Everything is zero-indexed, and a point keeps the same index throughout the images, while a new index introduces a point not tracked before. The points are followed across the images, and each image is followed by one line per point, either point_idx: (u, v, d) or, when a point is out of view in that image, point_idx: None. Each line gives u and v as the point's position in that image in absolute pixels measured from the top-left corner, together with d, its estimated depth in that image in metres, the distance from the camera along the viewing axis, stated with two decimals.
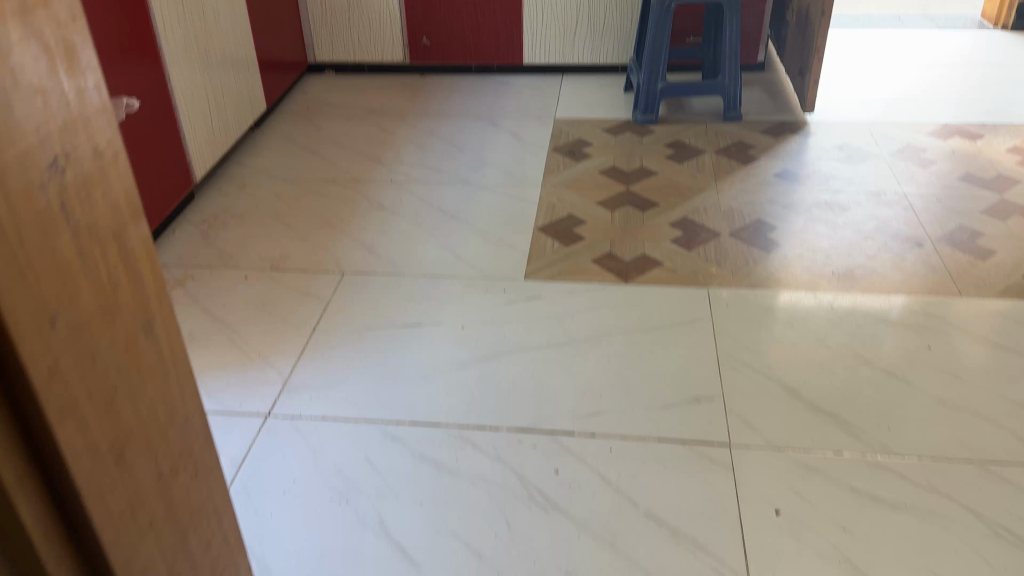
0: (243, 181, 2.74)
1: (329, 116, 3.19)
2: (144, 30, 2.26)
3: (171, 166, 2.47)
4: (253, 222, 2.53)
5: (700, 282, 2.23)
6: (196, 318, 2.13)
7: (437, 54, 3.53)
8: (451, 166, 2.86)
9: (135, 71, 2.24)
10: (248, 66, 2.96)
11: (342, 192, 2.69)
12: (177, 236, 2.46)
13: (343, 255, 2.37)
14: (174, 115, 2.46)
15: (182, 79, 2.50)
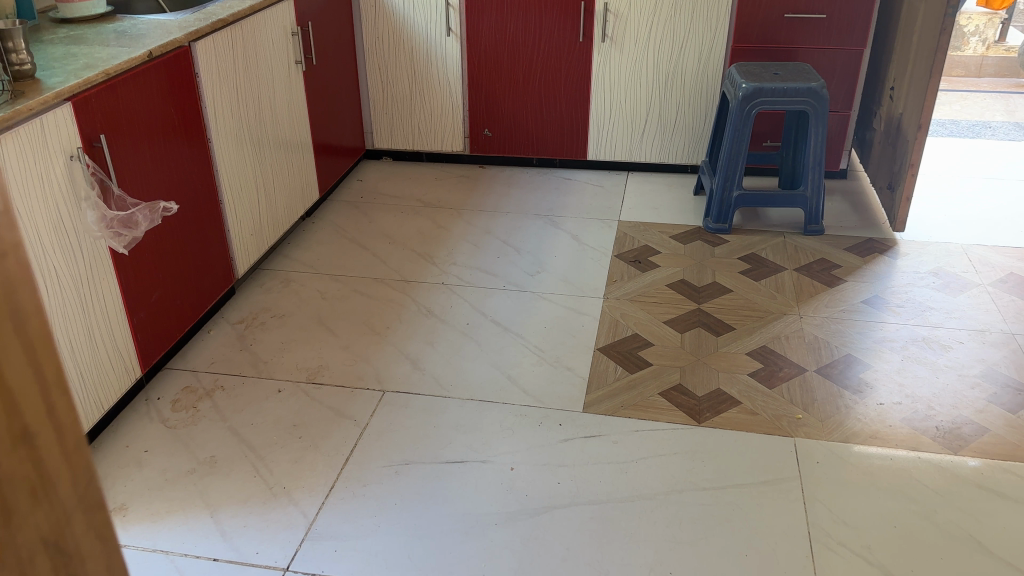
0: (287, 277, 2.58)
1: (381, 208, 3.05)
2: (192, 120, 2.13)
3: (213, 261, 2.31)
4: (293, 325, 2.35)
5: (784, 429, 1.96)
6: (220, 439, 1.93)
7: (499, 146, 3.39)
8: (507, 269, 2.66)
9: (181, 163, 2.10)
10: (302, 154, 2.83)
11: (389, 293, 2.50)
12: (212, 337, 2.29)
13: (383, 369, 2.16)
14: (220, 207, 2.31)
15: (230, 169, 2.36)
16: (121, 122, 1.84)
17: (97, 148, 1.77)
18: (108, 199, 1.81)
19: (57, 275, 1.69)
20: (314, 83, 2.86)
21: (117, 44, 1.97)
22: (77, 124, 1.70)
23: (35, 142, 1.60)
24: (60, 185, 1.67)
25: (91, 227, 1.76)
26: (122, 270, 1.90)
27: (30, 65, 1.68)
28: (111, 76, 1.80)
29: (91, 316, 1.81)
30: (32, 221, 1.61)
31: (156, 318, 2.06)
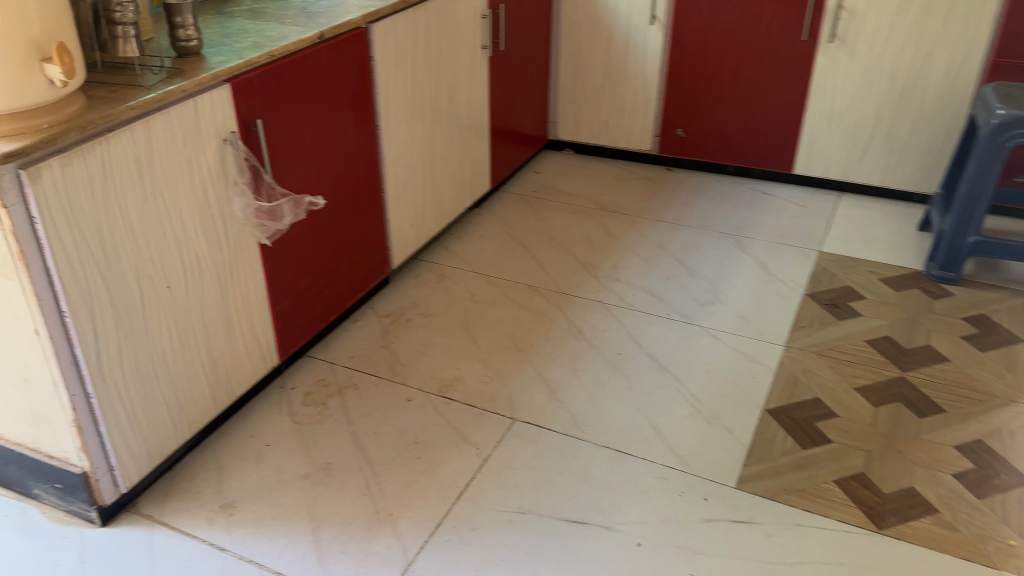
0: (443, 274, 2.47)
1: (552, 208, 2.87)
2: (359, 105, 2.02)
3: (367, 252, 2.22)
4: (437, 327, 2.22)
5: (989, 557, 1.57)
6: (339, 443, 1.84)
7: (693, 149, 3.07)
8: (678, 293, 2.38)
9: (343, 150, 2.01)
10: (476, 141, 2.69)
11: (543, 305, 2.31)
12: (357, 329, 2.22)
13: (520, 392, 1.98)
14: (380, 198, 2.22)
15: (397, 156, 2.26)
16: (282, 106, 1.75)
17: (253, 133, 1.69)
18: (256, 188, 1.74)
19: (198, 260, 1.65)
20: (499, 67, 2.71)
21: (292, 21, 1.90)
22: (235, 107, 1.63)
23: (187, 124, 1.54)
24: (209, 170, 1.62)
25: (237, 214, 1.70)
26: (268, 258, 1.83)
27: (196, 42, 1.63)
28: (276, 58, 1.71)
29: (230, 303, 1.77)
30: (177, 205, 1.57)
31: (300, 307, 1.99)
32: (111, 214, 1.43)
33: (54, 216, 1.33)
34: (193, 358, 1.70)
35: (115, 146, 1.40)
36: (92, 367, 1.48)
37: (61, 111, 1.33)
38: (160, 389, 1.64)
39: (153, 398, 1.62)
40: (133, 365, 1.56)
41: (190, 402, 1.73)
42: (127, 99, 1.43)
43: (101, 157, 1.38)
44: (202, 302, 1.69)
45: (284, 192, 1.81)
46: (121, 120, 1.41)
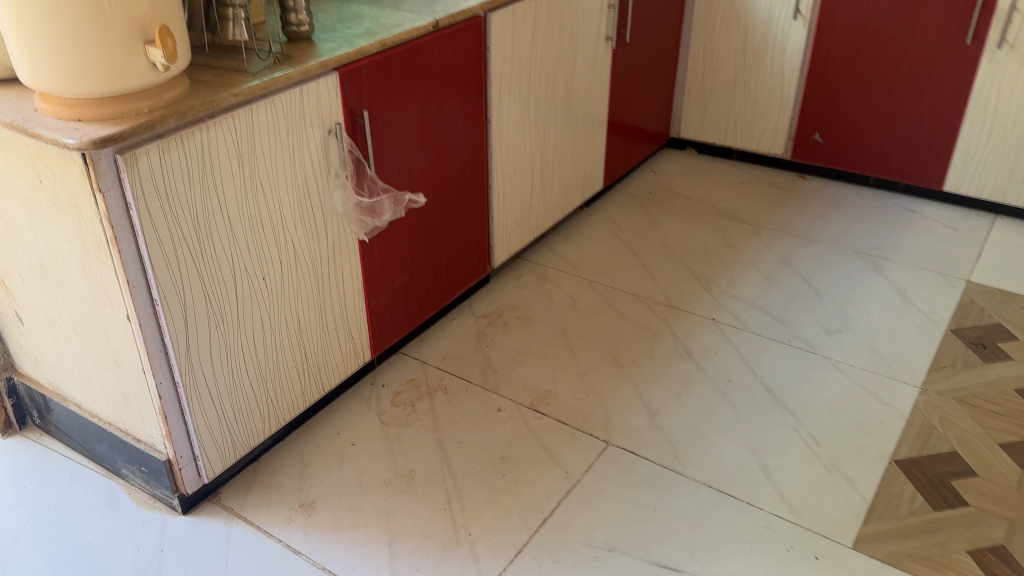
0: (547, 276, 2.36)
1: (668, 213, 2.70)
2: (470, 97, 1.93)
3: (469, 250, 2.14)
4: (536, 333, 2.12)
5: None
6: (423, 449, 1.76)
7: (830, 156, 2.82)
8: (800, 316, 2.18)
9: (451, 142, 1.92)
10: (592, 138, 2.56)
11: (650, 319, 2.17)
12: (452, 329, 2.14)
13: (618, 413, 1.85)
14: (485, 194, 2.13)
15: (507, 151, 2.15)
16: (390, 96, 1.68)
17: (359, 124, 1.62)
18: (358, 181, 1.67)
19: (296, 253, 1.60)
20: (623, 61, 2.56)
21: (409, 8, 1.82)
22: (341, 96, 1.56)
23: (291, 113, 1.48)
24: (311, 161, 1.56)
25: (337, 207, 1.64)
26: (366, 253, 1.77)
27: (307, 27, 1.57)
28: (387, 47, 1.64)
29: (326, 297, 1.71)
30: (276, 196, 1.52)
31: (395, 304, 1.93)
32: (208, 203, 1.39)
33: (148, 203, 1.30)
34: (283, 352, 1.66)
35: (215, 133, 1.36)
36: (180, 356, 1.45)
37: (162, 95, 1.29)
38: (248, 382, 1.60)
39: (241, 391, 1.59)
40: (222, 356, 1.53)
41: (279, 396, 1.69)
42: (231, 85, 1.38)
43: (200, 144, 1.34)
44: (297, 295, 1.64)
45: (384, 186, 1.73)
46: (223, 107, 1.37)
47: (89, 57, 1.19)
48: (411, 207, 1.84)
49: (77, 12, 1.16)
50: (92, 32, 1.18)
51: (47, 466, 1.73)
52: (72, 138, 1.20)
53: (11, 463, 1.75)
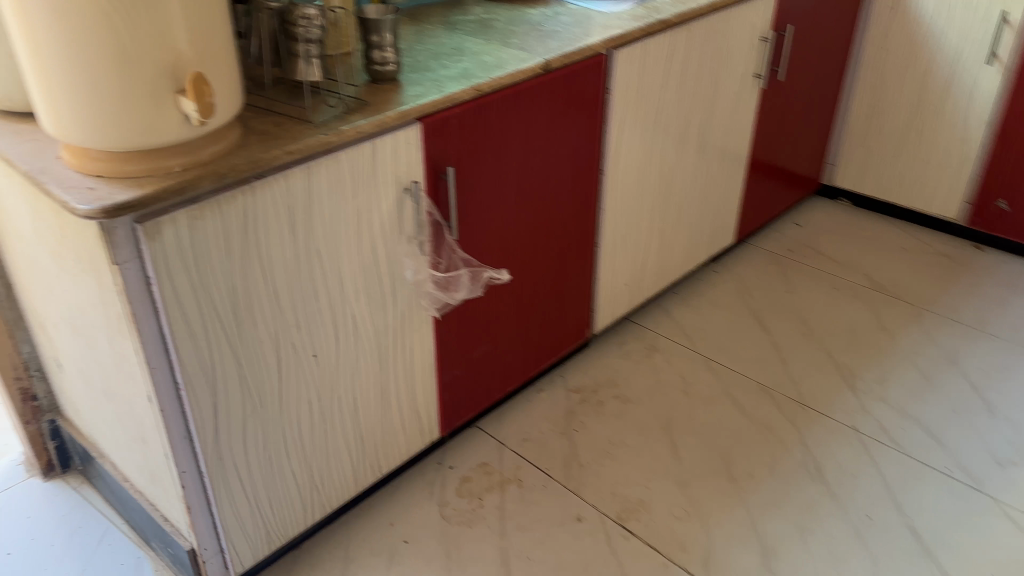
0: (655, 347, 2.04)
1: (808, 280, 2.32)
2: (580, 146, 1.65)
3: (566, 315, 1.86)
4: (634, 422, 1.81)
5: None
6: (485, 562, 1.50)
7: (1015, 228, 2.36)
8: (964, 437, 1.78)
9: (553, 198, 1.65)
10: (726, 188, 2.22)
11: (773, 419, 1.82)
12: (539, 403, 1.87)
13: (721, 545, 1.53)
14: (591, 253, 1.84)
15: (621, 206, 1.86)
16: (483, 148, 1.42)
17: (442, 182, 1.37)
18: (436, 247, 1.42)
19: (356, 328, 1.37)
20: (771, 103, 2.20)
21: (518, 43, 1.56)
22: (424, 149, 1.31)
23: (360, 171, 1.24)
24: (382, 224, 1.31)
25: (407, 277, 1.39)
26: (442, 325, 1.52)
27: (393, 66, 1.33)
28: (484, 92, 1.38)
29: (390, 375, 1.47)
30: (336, 264, 1.28)
31: (473, 378, 1.67)
32: (249, 274, 1.17)
33: (173, 276, 1.09)
34: (335, 436, 1.44)
35: (264, 198, 1.14)
36: (207, 444, 1.25)
37: (197, 153, 1.08)
38: (289, 470, 1.39)
39: (279, 478, 1.38)
40: (259, 443, 1.32)
41: (326, 482, 1.47)
42: (287, 140, 1.15)
43: (243, 210, 1.12)
44: (356, 373, 1.41)
45: (463, 254, 1.48)
46: (275, 166, 1.13)
47: (110, 107, 0.99)
48: (492, 283, 1.56)
49: (95, 55, 0.96)
50: (113, 78, 0.98)
51: (80, 521, 1.59)
52: (83, 204, 1.00)
53: (45, 512, 1.62)
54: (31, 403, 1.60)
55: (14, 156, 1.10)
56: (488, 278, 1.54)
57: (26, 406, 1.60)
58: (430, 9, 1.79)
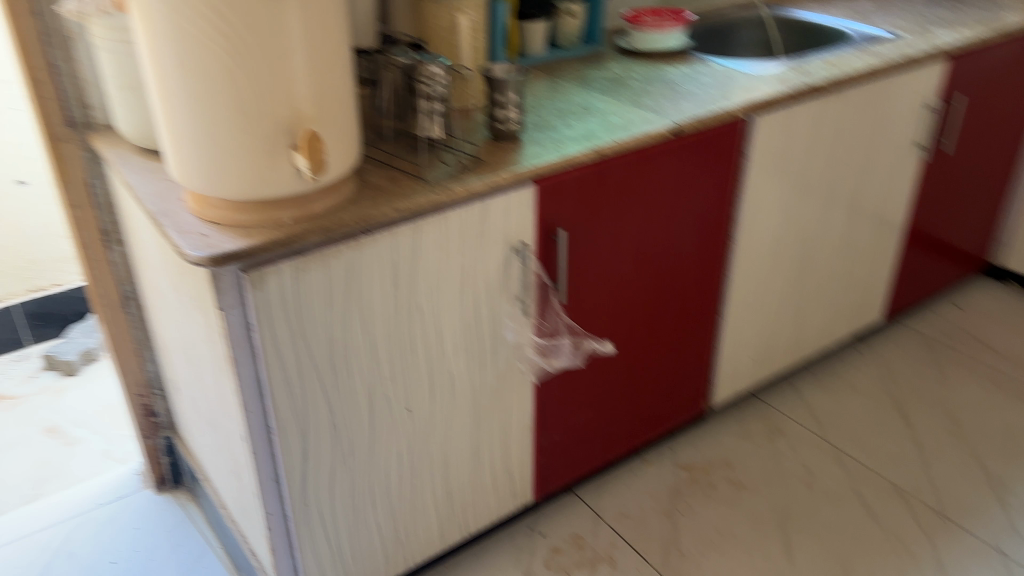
0: (779, 430, 1.89)
1: (962, 372, 2.09)
2: (708, 214, 1.56)
3: (681, 387, 1.76)
4: (745, 512, 1.67)
5: None
6: None
7: None
8: None
9: (676, 265, 1.56)
10: (874, 264, 2.04)
11: (905, 528, 1.63)
12: (644, 477, 1.77)
13: None
14: (713, 324, 1.73)
15: (751, 278, 1.74)
16: (601, 212, 1.36)
17: (555, 244, 1.33)
18: (542, 311, 1.37)
19: (453, 387, 1.33)
20: (933, 175, 2.01)
21: (651, 103, 1.50)
22: (538, 210, 1.27)
23: (469, 230, 1.21)
24: (488, 283, 1.28)
25: (508, 339, 1.35)
26: (544, 389, 1.46)
27: (515, 125, 1.30)
28: (607, 155, 1.32)
29: (484, 436, 1.43)
30: (438, 322, 1.25)
31: (573, 446, 1.60)
32: (349, 327, 1.16)
33: (274, 327, 1.09)
34: (424, 493, 1.41)
35: (369, 254, 1.13)
36: (295, 490, 1.25)
37: (307, 206, 1.09)
38: (374, 522, 1.37)
39: (364, 530, 1.37)
40: (347, 494, 1.31)
41: (412, 537, 1.44)
42: (398, 197, 1.14)
43: (347, 265, 1.11)
44: (450, 431, 1.38)
45: (570, 320, 1.42)
46: (384, 222, 1.12)
47: (229, 157, 1.02)
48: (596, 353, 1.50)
49: (218, 107, 0.99)
50: (233, 130, 1.00)
51: (181, 537, 1.65)
52: (195, 251, 1.02)
53: (152, 523, 1.68)
54: (151, 418, 1.69)
55: (144, 195, 1.15)
56: (591, 348, 1.49)
57: (146, 421, 1.69)
58: (568, 62, 1.76)
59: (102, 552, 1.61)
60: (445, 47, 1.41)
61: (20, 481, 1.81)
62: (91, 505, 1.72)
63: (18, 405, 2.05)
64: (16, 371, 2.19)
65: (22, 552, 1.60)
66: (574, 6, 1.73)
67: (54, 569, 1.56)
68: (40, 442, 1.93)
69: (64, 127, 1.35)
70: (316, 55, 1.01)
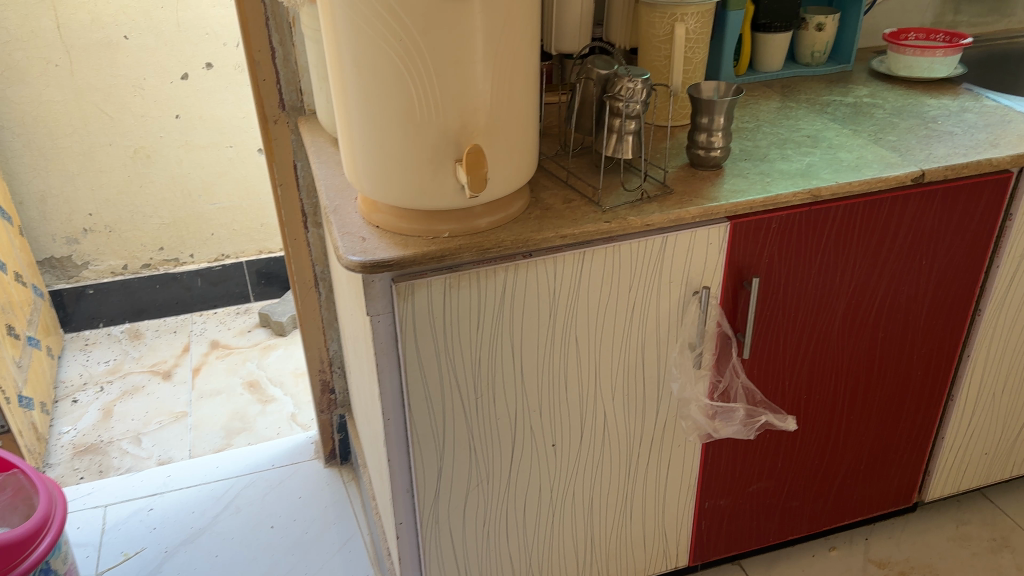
0: (1006, 542, 1.57)
1: None
2: (952, 278, 1.29)
3: (888, 473, 1.49)
4: None
5: None
6: None
7: None
8: None
9: (900, 334, 1.31)
10: None
11: None
12: (825, 564, 1.53)
13: None
14: (939, 408, 1.44)
15: (1000, 362, 1.43)
16: (809, 263, 1.17)
17: (744, 292, 1.16)
18: (718, 363, 1.21)
19: (606, 427, 1.22)
20: None
21: (895, 141, 1.24)
22: (727, 252, 1.12)
23: (643, 265, 1.09)
24: (658, 323, 1.15)
25: (671, 389, 1.21)
26: (712, 447, 1.30)
27: (719, 152, 1.15)
28: (823, 199, 1.13)
29: (637, 486, 1.30)
30: (596, 358, 1.15)
31: (742, 515, 1.41)
32: (497, 350, 1.09)
33: (419, 342, 1.04)
34: (564, 534, 1.30)
35: (526, 277, 1.04)
36: (425, 508, 1.19)
37: (469, 222, 1.01)
38: (505, 555, 1.29)
39: (495, 561, 1.29)
40: (477, 521, 1.23)
41: None
42: (566, 221, 1.04)
43: (502, 286, 1.04)
44: (598, 474, 1.26)
45: (749, 378, 1.24)
46: (547, 246, 1.04)
47: (391, 164, 0.97)
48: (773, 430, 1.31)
49: (385, 111, 0.93)
50: (397, 137, 0.95)
51: (337, 515, 1.68)
52: (352, 254, 0.98)
53: (315, 496, 1.73)
54: (328, 395, 1.73)
55: (323, 187, 1.14)
56: (767, 424, 1.29)
57: (324, 396, 1.73)
58: (808, 82, 1.52)
59: (266, 513, 1.69)
60: (657, 57, 1.27)
61: (215, 428, 1.96)
62: (268, 465, 1.81)
63: (231, 355, 2.23)
64: (236, 324, 2.39)
65: (200, 497, 1.73)
66: (823, 19, 1.48)
67: (222, 521, 1.67)
68: (241, 394, 2.08)
69: (277, 110, 1.39)
70: (496, 62, 0.93)
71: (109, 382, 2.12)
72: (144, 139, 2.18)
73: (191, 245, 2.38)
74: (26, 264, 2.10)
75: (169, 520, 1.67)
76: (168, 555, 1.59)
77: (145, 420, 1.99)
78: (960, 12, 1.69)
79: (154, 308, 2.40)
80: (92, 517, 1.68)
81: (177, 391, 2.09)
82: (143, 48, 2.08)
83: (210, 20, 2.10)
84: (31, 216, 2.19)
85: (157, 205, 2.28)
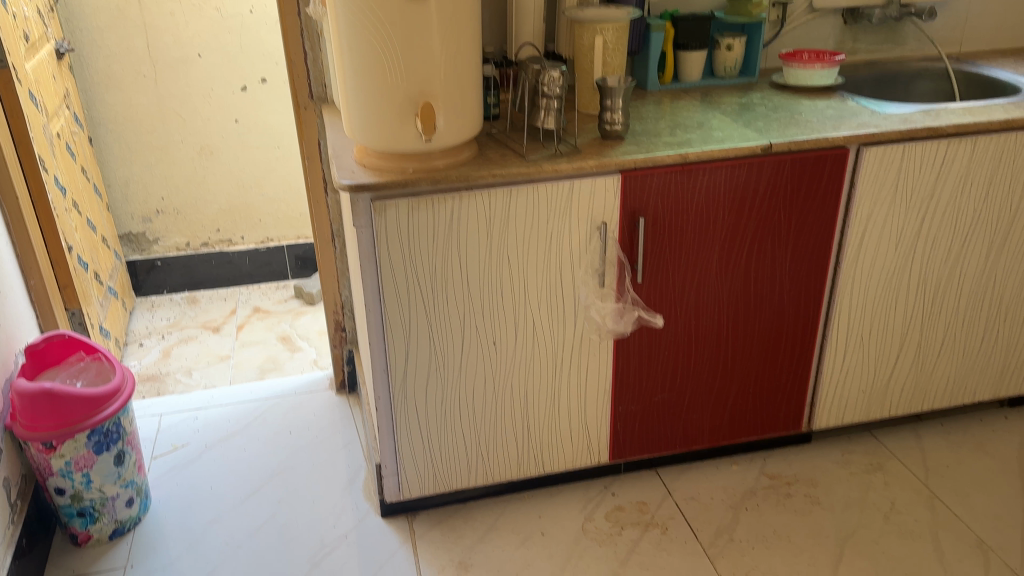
0: (880, 465, 1.90)
1: None
2: (810, 233, 1.67)
3: (776, 398, 1.85)
4: (811, 523, 1.74)
5: None
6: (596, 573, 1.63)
7: None
8: None
9: (770, 275, 1.69)
10: None
11: None
12: (726, 474, 1.89)
13: None
14: (813, 344, 1.81)
15: (863, 309, 1.79)
16: (686, 210, 1.57)
17: (636, 229, 1.57)
18: (619, 285, 1.62)
19: (535, 333, 1.63)
20: None
21: (761, 126, 1.65)
22: (621, 198, 1.53)
23: (556, 204, 1.51)
24: (570, 250, 1.56)
25: (581, 302, 1.62)
26: (621, 356, 1.69)
27: (620, 126, 1.57)
28: (692, 161, 1.53)
29: (562, 384, 1.69)
30: (524, 274, 1.56)
31: (651, 420, 1.79)
32: (448, 260, 1.51)
33: (390, 248, 1.47)
34: (505, 420, 1.70)
35: (467, 205, 1.47)
36: (395, 383, 1.61)
37: (428, 162, 1.45)
38: (460, 432, 1.69)
39: (451, 435, 1.69)
40: (436, 399, 1.64)
41: (492, 456, 1.74)
42: (497, 166, 1.47)
43: (450, 211, 1.46)
44: (530, 371, 1.66)
45: (643, 300, 1.64)
46: (482, 183, 1.46)
47: (371, 119, 1.41)
48: (648, 326, 1.67)
49: (369, 81, 1.38)
50: (376, 100, 1.39)
51: (342, 427, 2.10)
52: (344, 180, 1.42)
53: (326, 414, 2.16)
54: (340, 332, 2.16)
55: (332, 144, 1.59)
56: (642, 322, 1.67)
57: (337, 333, 2.16)
58: (720, 89, 1.93)
59: (286, 423, 2.12)
60: (585, 61, 1.70)
61: (252, 366, 2.42)
62: (291, 391, 2.25)
63: (269, 317, 2.70)
64: (276, 295, 2.85)
65: (236, 412, 2.17)
66: (731, 41, 1.90)
67: (252, 428, 2.11)
68: (275, 344, 2.54)
69: (307, 99, 1.85)
70: (444, 51, 1.37)
71: (170, 332, 2.60)
72: (208, 139, 2.69)
73: (242, 229, 2.86)
74: (111, 233, 2.60)
75: (211, 426, 2.12)
76: (208, 448, 2.04)
77: (196, 359, 2.46)
78: (858, 40, 2.09)
79: (209, 280, 2.88)
80: (151, 420, 2.14)
81: (223, 340, 2.56)
82: (213, 64, 2.60)
83: (266, 43, 2.62)
84: (116, 198, 2.70)
85: (216, 193, 2.78)
